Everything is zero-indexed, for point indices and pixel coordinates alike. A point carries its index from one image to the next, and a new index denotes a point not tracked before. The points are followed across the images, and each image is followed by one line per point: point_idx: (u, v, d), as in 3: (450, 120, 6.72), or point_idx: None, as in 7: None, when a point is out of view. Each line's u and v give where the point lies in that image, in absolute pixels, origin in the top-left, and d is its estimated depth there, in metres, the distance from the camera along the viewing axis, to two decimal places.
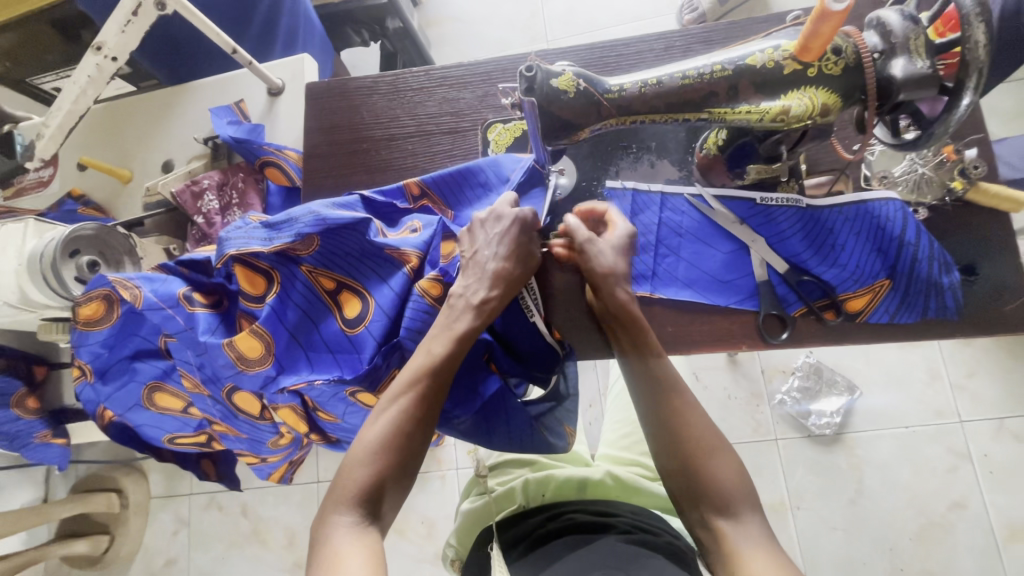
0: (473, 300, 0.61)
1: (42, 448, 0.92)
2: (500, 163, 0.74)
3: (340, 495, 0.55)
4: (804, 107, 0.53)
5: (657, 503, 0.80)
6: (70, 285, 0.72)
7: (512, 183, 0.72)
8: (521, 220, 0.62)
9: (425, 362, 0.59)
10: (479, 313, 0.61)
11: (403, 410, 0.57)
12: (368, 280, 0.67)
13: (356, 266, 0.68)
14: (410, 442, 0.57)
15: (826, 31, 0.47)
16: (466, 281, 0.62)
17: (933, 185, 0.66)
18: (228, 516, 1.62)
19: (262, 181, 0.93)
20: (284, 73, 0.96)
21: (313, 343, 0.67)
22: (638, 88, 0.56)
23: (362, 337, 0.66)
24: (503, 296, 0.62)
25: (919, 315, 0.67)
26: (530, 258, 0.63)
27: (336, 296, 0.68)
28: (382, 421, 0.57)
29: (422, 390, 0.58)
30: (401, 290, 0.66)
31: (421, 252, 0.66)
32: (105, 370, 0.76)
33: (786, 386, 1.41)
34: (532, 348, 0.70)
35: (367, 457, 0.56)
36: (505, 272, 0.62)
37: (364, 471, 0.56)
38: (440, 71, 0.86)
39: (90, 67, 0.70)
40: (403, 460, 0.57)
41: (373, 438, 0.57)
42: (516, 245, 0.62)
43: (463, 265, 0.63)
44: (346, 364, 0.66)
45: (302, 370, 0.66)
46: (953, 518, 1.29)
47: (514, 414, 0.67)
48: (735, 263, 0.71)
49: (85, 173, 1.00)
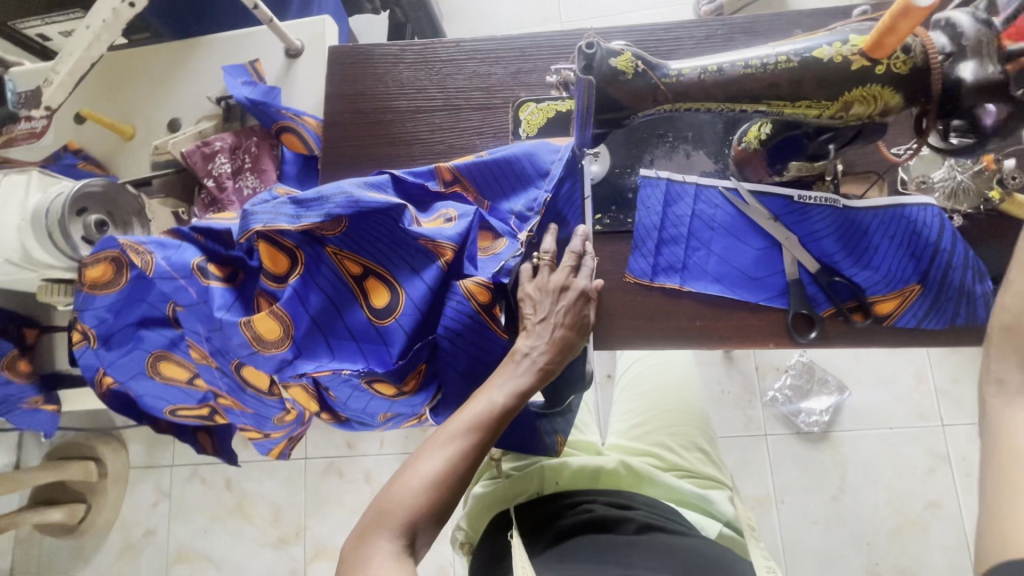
0: (538, 362, 0.62)
1: (30, 413, 0.88)
2: (536, 153, 0.72)
3: (384, 519, 0.55)
4: (864, 106, 0.52)
5: (668, 494, 0.81)
6: (80, 245, 0.67)
7: (553, 176, 0.71)
8: (585, 294, 0.66)
9: (485, 411, 0.59)
10: (542, 376, 0.62)
11: (459, 452, 0.57)
12: (399, 271, 0.65)
13: (385, 253, 0.65)
14: (457, 483, 0.57)
15: (902, 28, 0.46)
16: (530, 341, 0.63)
17: (970, 194, 0.67)
18: (211, 490, 1.59)
19: (277, 146, 0.88)
20: (303, 34, 0.91)
21: (336, 330, 0.65)
22: (698, 74, 0.54)
23: (391, 328, 0.65)
24: (559, 360, 0.63)
25: (947, 321, 0.67)
26: (588, 325, 0.66)
27: (362, 283, 0.66)
28: (436, 459, 0.57)
29: (479, 439, 0.58)
30: (434, 282, 0.64)
31: (457, 245, 0.64)
32: (110, 336, 0.72)
33: (779, 383, 1.44)
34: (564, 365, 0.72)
35: (419, 491, 0.56)
36: (566, 340, 0.64)
37: (413, 503, 0.55)
38: (472, 44, 0.82)
39: (107, 11, 0.65)
40: (447, 499, 0.57)
41: (428, 474, 0.56)
42: (578, 315, 0.65)
43: (525, 325, 0.64)
44: (373, 356, 0.65)
45: (322, 357, 0.64)
46: (928, 516, 1.33)
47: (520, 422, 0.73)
48: (765, 260, 0.71)
49: (83, 127, 0.95)
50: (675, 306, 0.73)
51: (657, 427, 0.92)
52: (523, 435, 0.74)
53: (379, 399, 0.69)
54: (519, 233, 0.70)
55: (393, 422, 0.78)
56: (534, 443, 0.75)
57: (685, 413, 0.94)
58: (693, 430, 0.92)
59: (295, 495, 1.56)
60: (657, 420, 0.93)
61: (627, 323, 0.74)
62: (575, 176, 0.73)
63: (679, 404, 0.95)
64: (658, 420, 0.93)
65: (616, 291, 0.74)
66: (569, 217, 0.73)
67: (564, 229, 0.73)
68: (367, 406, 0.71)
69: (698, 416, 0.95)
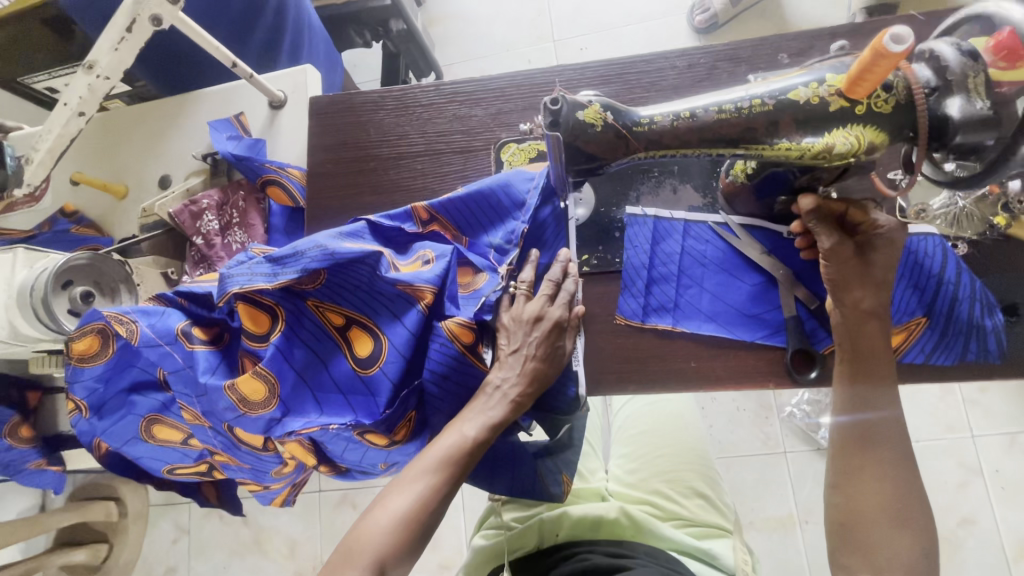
0: (510, 393, 0.59)
1: (37, 475, 0.89)
2: (511, 183, 0.70)
3: (354, 560, 0.52)
4: (848, 146, 0.49)
5: (670, 545, 0.77)
6: (64, 319, 0.67)
7: (529, 207, 0.69)
8: (558, 322, 0.62)
9: (456, 445, 0.56)
10: (515, 408, 0.59)
11: (430, 488, 0.55)
12: (380, 317, 0.63)
13: (365, 300, 0.63)
14: (429, 519, 0.55)
15: (880, 69, 0.43)
16: (502, 373, 0.60)
17: (974, 220, 0.62)
18: (228, 525, 1.61)
19: (262, 200, 0.89)
20: (286, 84, 0.92)
21: (322, 383, 0.63)
22: (670, 121, 0.53)
23: (377, 377, 0.62)
24: (534, 389, 0.60)
25: (957, 357, 0.63)
26: (562, 355, 0.62)
27: (345, 333, 0.64)
28: (408, 494, 0.55)
29: (450, 473, 0.56)
30: (415, 327, 0.61)
31: (436, 287, 0.61)
32: (101, 405, 0.71)
33: (796, 399, 1.39)
34: (557, 391, 0.67)
35: (389, 529, 0.53)
36: (540, 372, 0.61)
37: (383, 541, 0.53)
38: (451, 87, 0.81)
39: (82, 87, 0.67)
40: (418, 537, 0.55)
41: (398, 510, 0.54)
42: (552, 346, 0.61)
43: (499, 356, 0.61)
44: (361, 408, 0.62)
45: (310, 412, 0.62)
46: (963, 534, 1.25)
47: (519, 464, 0.68)
48: (761, 295, 0.69)
49: (79, 189, 0.96)
50: (669, 348, 0.71)
51: (654, 472, 0.90)
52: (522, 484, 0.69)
53: (375, 450, 0.66)
54: (500, 267, 0.67)
55: (396, 468, 0.72)
56: (537, 489, 0.70)
57: (681, 456, 0.92)
58: (688, 473, 0.89)
59: (310, 529, 1.55)
60: (653, 464, 0.91)
61: (619, 365, 0.72)
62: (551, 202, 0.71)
63: (679, 444, 0.93)
64: (654, 464, 0.91)
65: (606, 333, 0.72)
66: (555, 243, 0.72)
67: (546, 252, 0.71)
68: (364, 458, 0.67)
69: (698, 457, 0.92)
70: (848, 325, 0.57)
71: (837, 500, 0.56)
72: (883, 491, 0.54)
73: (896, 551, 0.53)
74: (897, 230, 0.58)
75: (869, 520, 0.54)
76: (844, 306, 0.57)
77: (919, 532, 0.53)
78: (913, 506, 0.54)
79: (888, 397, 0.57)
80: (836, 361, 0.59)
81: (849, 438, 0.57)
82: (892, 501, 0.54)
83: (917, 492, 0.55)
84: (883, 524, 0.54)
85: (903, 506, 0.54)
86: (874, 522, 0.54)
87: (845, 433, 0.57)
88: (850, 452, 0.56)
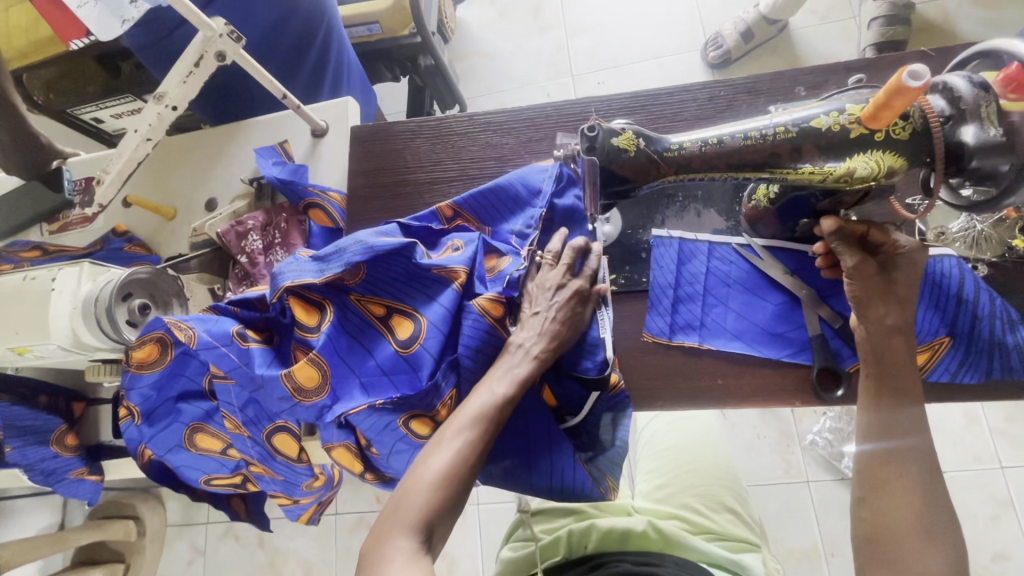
0: (532, 351, 0.61)
1: (75, 484, 0.90)
2: (526, 175, 0.75)
3: (401, 519, 0.53)
4: (869, 169, 0.53)
5: (700, 558, 0.77)
6: (124, 329, 0.72)
7: (544, 194, 0.73)
8: (578, 290, 0.65)
9: (489, 403, 0.58)
10: (539, 363, 0.61)
11: (467, 444, 0.56)
12: (416, 301, 0.66)
13: (404, 289, 0.67)
14: (469, 476, 0.56)
15: (897, 105, 0.47)
16: (524, 333, 0.63)
17: (992, 242, 0.66)
18: (243, 547, 1.60)
19: (305, 220, 0.93)
20: (328, 115, 0.98)
21: (366, 369, 0.64)
22: (698, 146, 0.57)
23: (418, 354, 0.64)
24: (557, 347, 0.63)
25: (983, 375, 0.64)
26: (582, 320, 0.65)
27: (386, 321, 0.67)
28: (447, 452, 0.55)
29: (485, 429, 0.57)
30: (451, 305, 0.64)
31: (467, 268, 0.66)
32: (152, 411, 0.75)
33: (818, 427, 1.38)
34: (581, 357, 0.68)
35: (434, 485, 0.54)
36: (563, 333, 0.63)
37: (427, 499, 0.53)
38: (484, 117, 0.86)
39: (152, 116, 0.73)
40: (461, 492, 0.55)
41: (438, 468, 0.54)
42: (573, 312, 0.64)
43: (521, 319, 0.64)
44: (404, 385, 0.63)
45: (357, 396, 0.63)
46: (998, 570, 1.21)
47: (558, 455, 0.66)
48: (785, 314, 0.71)
49: (130, 211, 1.03)
50: (696, 365, 0.73)
51: (681, 489, 0.91)
52: (563, 482, 0.66)
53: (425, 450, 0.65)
54: (522, 249, 0.71)
55: None
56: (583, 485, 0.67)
57: (709, 473, 0.92)
58: (717, 488, 0.90)
59: (326, 553, 1.55)
60: (680, 481, 0.92)
61: (649, 382, 0.74)
62: (566, 192, 0.75)
63: (706, 462, 0.94)
64: (682, 481, 0.92)
65: (635, 351, 0.75)
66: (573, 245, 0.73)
67: (572, 226, 0.75)
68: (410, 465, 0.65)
69: (727, 476, 0.93)
70: (874, 340, 0.59)
71: (864, 516, 0.57)
72: (911, 508, 0.55)
73: (929, 565, 0.52)
74: (918, 252, 0.60)
75: (898, 535, 0.54)
76: (868, 322, 0.59)
77: (950, 546, 0.53)
78: (943, 523, 0.54)
79: (914, 417, 0.58)
80: (862, 378, 0.61)
81: (875, 455, 0.58)
82: (920, 517, 0.55)
83: (943, 505, 0.55)
84: (913, 539, 0.54)
85: (933, 522, 0.54)
86: (903, 539, 0.54)
87: (869, 449, 0.59)
88: (878, 469, 0.58)
